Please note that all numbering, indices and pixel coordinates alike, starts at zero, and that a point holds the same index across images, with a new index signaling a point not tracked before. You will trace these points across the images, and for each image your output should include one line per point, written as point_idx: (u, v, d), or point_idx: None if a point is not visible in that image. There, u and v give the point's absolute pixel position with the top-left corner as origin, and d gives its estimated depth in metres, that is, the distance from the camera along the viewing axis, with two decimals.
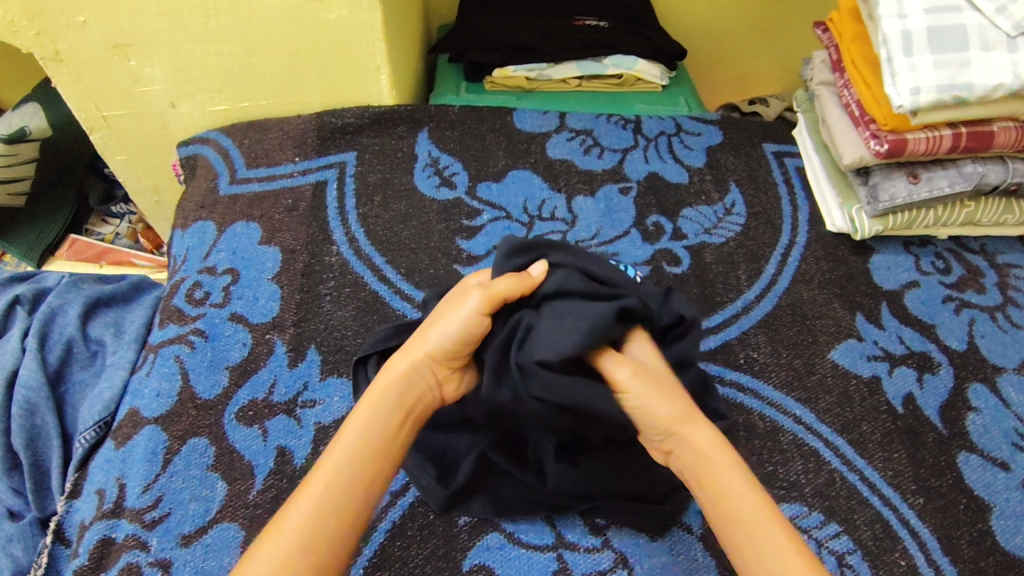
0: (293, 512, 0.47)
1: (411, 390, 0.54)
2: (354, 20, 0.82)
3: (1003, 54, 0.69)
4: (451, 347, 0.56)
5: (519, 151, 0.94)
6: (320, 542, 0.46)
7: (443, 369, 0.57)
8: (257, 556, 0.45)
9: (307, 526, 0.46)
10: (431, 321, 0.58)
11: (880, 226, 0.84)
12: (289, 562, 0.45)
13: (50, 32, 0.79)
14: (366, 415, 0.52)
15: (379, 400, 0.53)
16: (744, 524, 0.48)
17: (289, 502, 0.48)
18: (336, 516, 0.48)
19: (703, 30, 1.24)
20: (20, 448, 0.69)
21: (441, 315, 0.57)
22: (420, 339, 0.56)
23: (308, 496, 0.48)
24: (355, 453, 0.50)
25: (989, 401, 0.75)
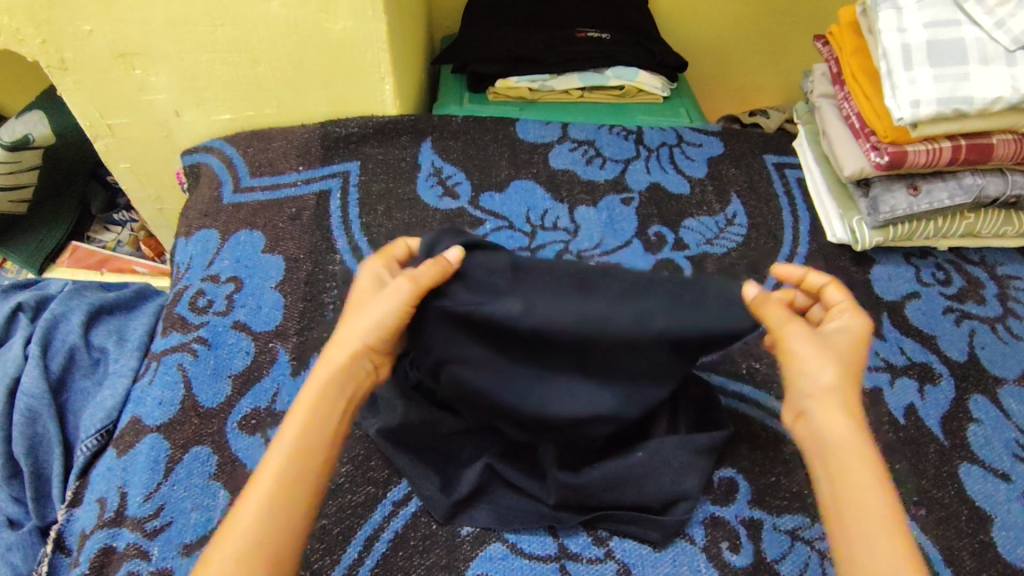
0: (244, 503, 0.50)
1: (350, 381, 0.57)
2: (359, 30, 0.82)
3: (1001, 68, 0.70)
4: (378, 337, 0.57)
5: (522, 161, 0.94)
6: (275, 536, 0.49)
7: (378, 358, 0.59)
8: (218, 553, 0.47)
9: (257, 519, 0.49)
10: (350, 316, 0.59)
11: (880, 237, 0.84)
12: (243, 557, 0.47)
13: (56, 40, 0.79)
14: (304, 406, 0.54)
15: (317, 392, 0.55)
16: (862, 512, 0.49)
17: (242, 497, 0.50)
18: (285, 506, 0.50)
19: (704, 42, 1.25)
20: (20, 456, 0.69)
21: (361, 307, 0.58)
22: (349, 329, 0.58)
23: (258, 487, 0.50)
24: (297, 443, 0.52)
25: (990, 412, 0.75)
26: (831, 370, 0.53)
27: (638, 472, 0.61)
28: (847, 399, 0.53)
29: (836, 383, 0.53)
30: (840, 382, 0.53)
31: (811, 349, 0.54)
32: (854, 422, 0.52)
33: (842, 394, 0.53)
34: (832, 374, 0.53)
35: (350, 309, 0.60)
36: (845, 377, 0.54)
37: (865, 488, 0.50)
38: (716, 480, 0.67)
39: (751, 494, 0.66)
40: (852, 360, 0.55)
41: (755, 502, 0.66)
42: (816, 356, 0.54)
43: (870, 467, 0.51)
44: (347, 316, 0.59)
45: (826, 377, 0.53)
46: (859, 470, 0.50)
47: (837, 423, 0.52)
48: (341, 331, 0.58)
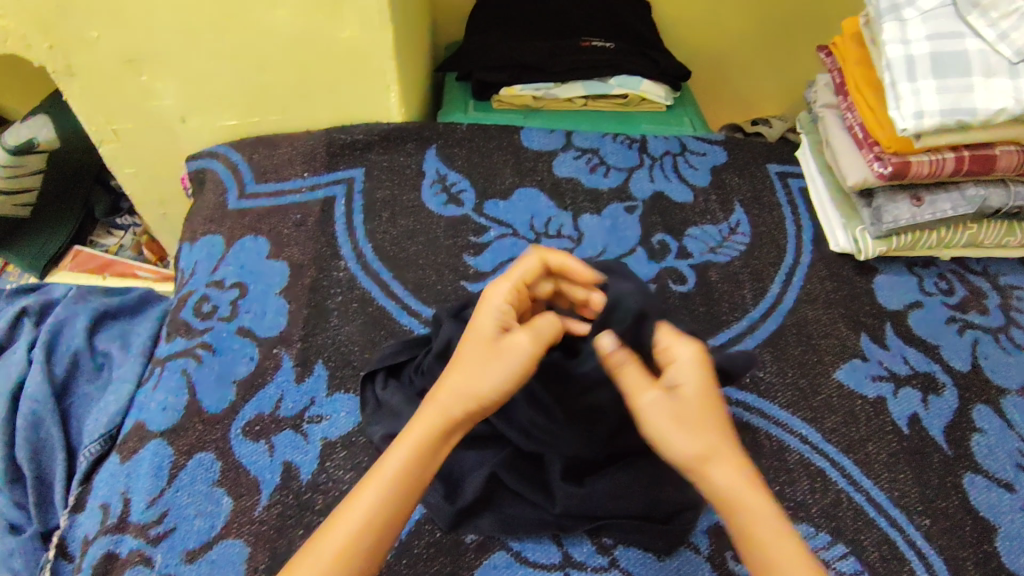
0: (326, 541, 0.47)
1: (454, 431, 0.50)
2: (366, 38, 0.83)
3: (1004, 80, 0.71)
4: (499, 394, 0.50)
5: (526, 168, 0.95)
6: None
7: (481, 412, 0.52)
8: None
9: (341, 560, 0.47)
10: (472, 348, 0.51)
11: (884, 247, 0.85)
12: None
13: (64, 46, 0.80)
14: (406, 442, 0.50)
15: (426, 434, 0.50)
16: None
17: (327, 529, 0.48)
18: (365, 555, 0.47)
19: (707, 53, 1.25)
20: (24, 461, 0.69)
21: (494, 353, 0.50)
22: (471, 372, 0.50)
23: (343, 526, 0.48)
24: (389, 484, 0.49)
25: (993, 422, 0.75)
26: (703, 433, 0.48)
27: (645, 480, 0.61)
28: (726, 454, 0.48)
29: (711, 442, 0.48)
30: (718, 439, 0.48)
31: (665, 418, 0.48)
32: (741, 476, 0.47)
33: (720, 452, 0.48)
34: (707, 435, 0.48)
35: (472, 336, 0.52)
36: (717, 430, 0.48)
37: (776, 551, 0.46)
38: None
39: None
40: (710, 406, 0.48)
41: None
42: (674, 425, 0.47)
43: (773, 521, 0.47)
44: (466, 346, 0.52)
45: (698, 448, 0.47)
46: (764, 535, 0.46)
47: (729, 489, 0.47)
48: (461, 365, 0.51)
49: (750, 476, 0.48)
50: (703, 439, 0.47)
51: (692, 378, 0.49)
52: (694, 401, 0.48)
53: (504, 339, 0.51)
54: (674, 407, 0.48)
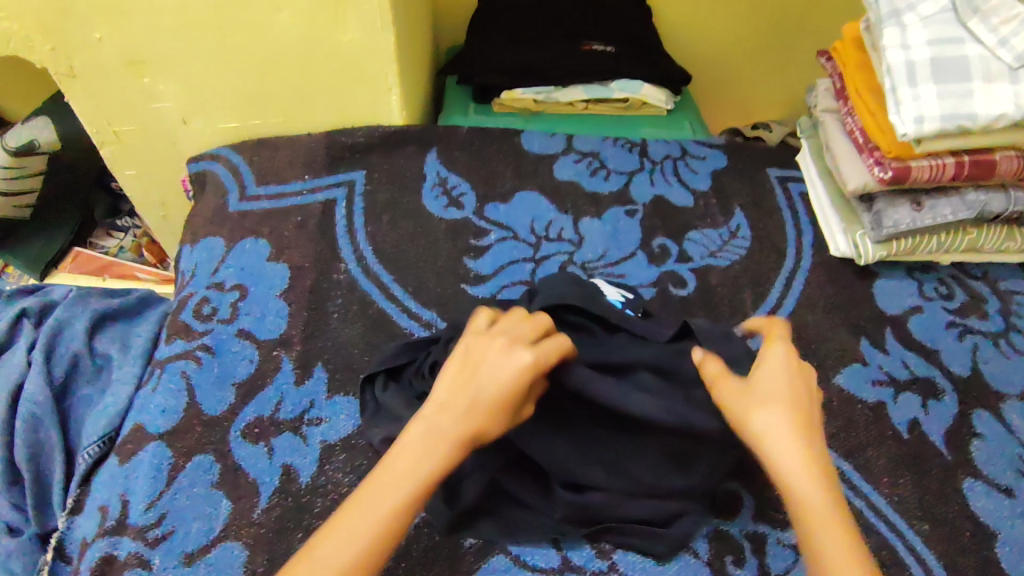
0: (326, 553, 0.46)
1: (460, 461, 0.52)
2: (367, 41, 0.83)
3: (1004, 86, 0.71)
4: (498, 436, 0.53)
5: (526, 172, 0.95)
6: None
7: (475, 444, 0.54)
8: None
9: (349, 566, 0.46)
10: (502, 417, 0.51)
11: (883, 252, 0.85)
12: None
13: (66, 48, 0.80)
14: (416, 475, 0.49)
15: (442, 469, 0.50)
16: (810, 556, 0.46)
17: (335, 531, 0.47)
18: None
19: (708, 57, 1.26)
20: (23, 463, 0.69)
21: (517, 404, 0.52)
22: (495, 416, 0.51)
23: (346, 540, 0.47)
24: (392, 515, 0.48)
25: (993, 427, 0.75)
26: (775, 413, 0.49)
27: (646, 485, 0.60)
28: (795, 442, 0.48)
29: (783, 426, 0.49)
30: (790, 423, 0.49)
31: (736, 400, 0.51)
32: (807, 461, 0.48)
33: (790, 437, 0.48)
34: (776, 415, 0.49)
35: (501, 401, 0.51)
36: (792, 415, 0.49)
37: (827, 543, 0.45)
38: (720, 495, 0.67)
39: (754, 507, 0.66)
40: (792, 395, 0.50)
41: (758, 515, 0.66)
42: (746, 399, 0.50)
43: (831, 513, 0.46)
44: (493, 411, 0.51)
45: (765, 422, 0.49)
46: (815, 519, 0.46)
47: (788, 473, 0.48)
48: (488, 428, 0.51)
49: (817, 462, 0.48)
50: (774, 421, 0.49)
51: (776, 369, 0.51)
52: (777, 391, 0.50)
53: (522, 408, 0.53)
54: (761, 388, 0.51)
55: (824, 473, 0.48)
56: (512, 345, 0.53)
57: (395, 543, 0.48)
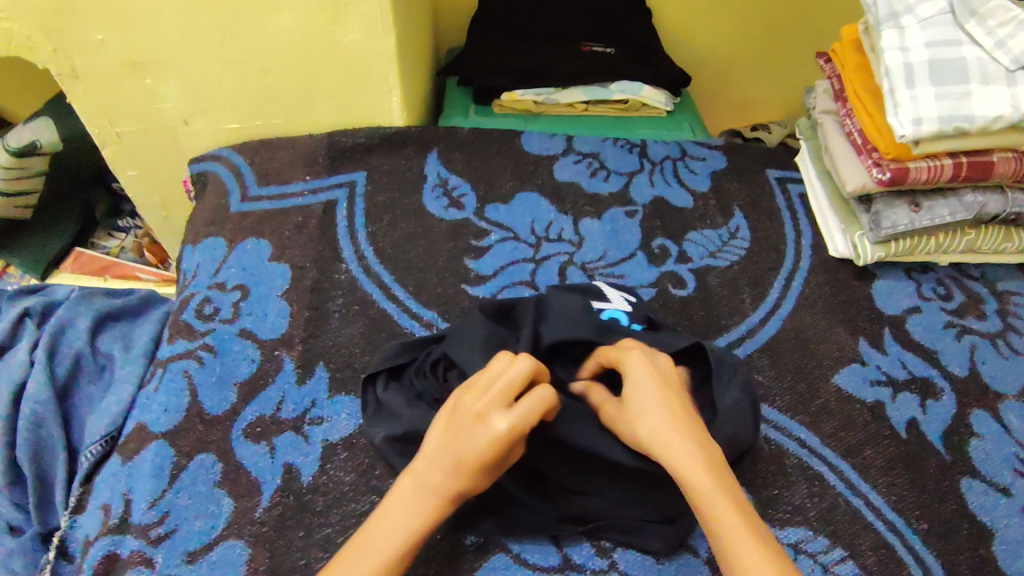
0: None
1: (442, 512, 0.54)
2: (368, 42, 0.83)
3: (1002, 88, 0.71)
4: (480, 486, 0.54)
5: (526, 173, 0.95)
6: None
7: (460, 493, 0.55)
8: None
9: None
10: (487, 468, 0.52)
11: (882, 252, 0.85)
12: None
13: (67, 49, 0.80)
14: (405, 527, 0.52)
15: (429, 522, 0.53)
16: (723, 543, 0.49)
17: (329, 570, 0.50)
18: None
19: (708, 59, 1.26)
20: (24, 462, 0.69)
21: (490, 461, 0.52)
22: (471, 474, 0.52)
23: None
24: (384, 566, 0.51)
25: (990, 426, 0.76)
26: (648, 412, 0.54)
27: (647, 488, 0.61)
28: (676, 439, 0.52)
29: (656, 420, 0.53)
30: (662, 417, 0.53)
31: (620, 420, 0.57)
32: (688, 448, 0.52)
33: (669, 435, 0.52)
34: (653, 419, 0.54)
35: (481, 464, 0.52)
36: (663, 409, 0.54)
37: (725, 519, 0.49)
38: None
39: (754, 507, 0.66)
40: (661, 394, 0.55)
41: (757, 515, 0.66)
42: (626, 412, 0.55)
43: (725, 494, 0.50)
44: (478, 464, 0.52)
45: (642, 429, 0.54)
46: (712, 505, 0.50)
47: (678, 464, 0.51)
48: (473, 478, 0.53)
49: (698, 449, 0.52)
50: (648, 424, 0.54)
51: (641, 374, 0.56)
52: (645, 392, 0.55)
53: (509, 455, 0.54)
54: (637, 398, 0.55)
55: (712, 459, 0.52)
56: (499, 395, 0.53)
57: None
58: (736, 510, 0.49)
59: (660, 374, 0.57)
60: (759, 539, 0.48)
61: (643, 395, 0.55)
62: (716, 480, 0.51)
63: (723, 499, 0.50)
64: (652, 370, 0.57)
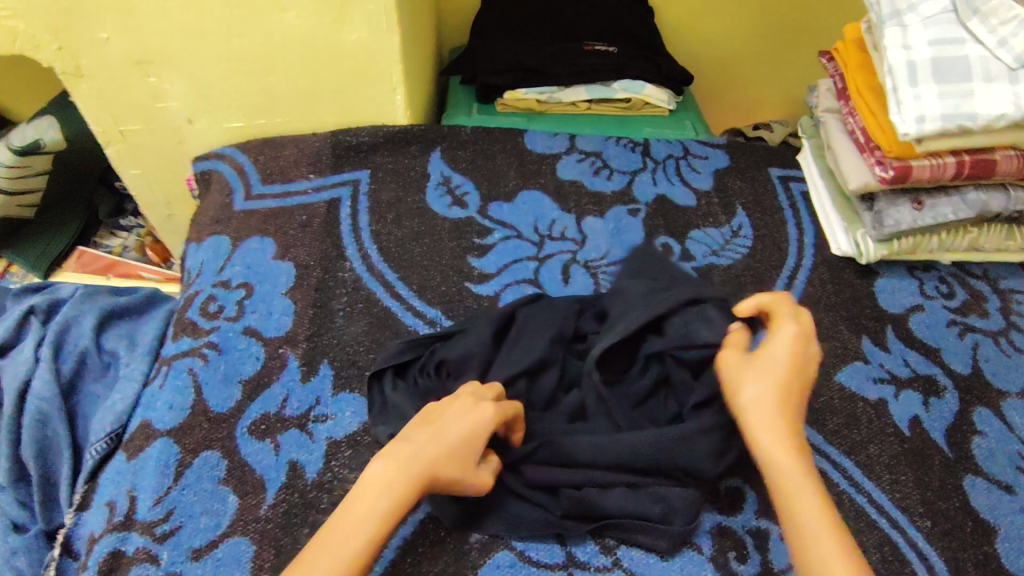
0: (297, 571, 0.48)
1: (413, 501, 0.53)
2: (372, 40, 0.83)
3: (1004, 86, 0.72)
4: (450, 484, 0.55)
5: (529, 171, 0.95)
6: None
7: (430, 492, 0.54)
8: None
9: None
10: (462, 461, 0.55)
11: (885, 250, 0.85)
12: None
13: (72, 47, 0.80)
14: (377, 508, 0.51)
15: (402, 503, 0.52)
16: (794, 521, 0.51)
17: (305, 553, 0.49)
18: None
19: (711, 58, 1.26)
20: (30, 459, 0.70)
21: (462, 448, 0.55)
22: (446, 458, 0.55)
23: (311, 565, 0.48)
24: (359, 541, 0.50)
25: (993, 424, 0.76)
26: (760, 386, 0.56)
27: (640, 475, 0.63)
28: (776, 419, 0.55)
29: (768, 397, 0.55)
30: (772, 398, 0.55)
31: (737, 370, 0.58)
32: (783, 436, 0.54)
33: (772, 413, 0.55)
34: (764, 394, 0.55)
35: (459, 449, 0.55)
36: (776, 390, 0.56)
37: (800, 505, 0.51)
38: (722, 490, 0.67)
39: (758, 505, 0.66)
40: (781, 376, 0.56)
41: (761, 513, 0.66)
42: (746, 375, 0.57)
43: (808, 482, 0.53)
44: (452, 453, 0.55)
45: (753, 398, 0.56)
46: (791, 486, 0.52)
47: (768, 443, 0.54)
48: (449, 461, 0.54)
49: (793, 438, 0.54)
50: (758, 395, 0.56)
51: (779, 350, 0.58)
52: (769, 369, 0.57)
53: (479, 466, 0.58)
54: (763, 370, 0.57)
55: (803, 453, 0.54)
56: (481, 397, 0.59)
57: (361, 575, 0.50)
58: (817, 500, 0.52)
59: (796, 358, 0.58)
60: (831, 530, 0.50)
61: (769, 370, 0.57)
62: (804, 470, 0.53)
63: (804, 487, 0.52)
64: (790, 352, 0.58)
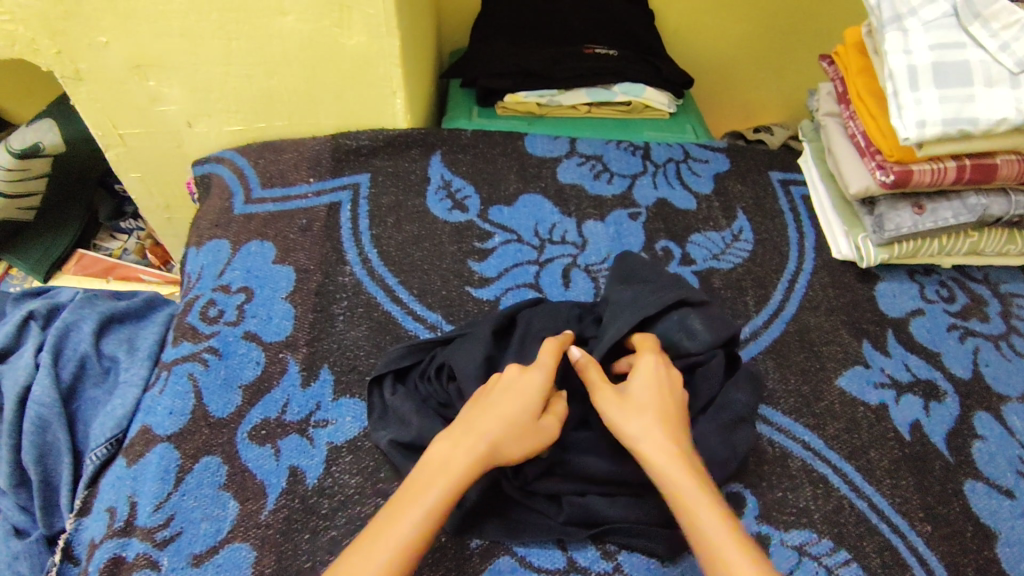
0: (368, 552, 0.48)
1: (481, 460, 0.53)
2: (372, 44, 0.83)
3: (1005, 90, 0.71)
4: (512, 437, 0.55)
5: (530, 175, 0.95)
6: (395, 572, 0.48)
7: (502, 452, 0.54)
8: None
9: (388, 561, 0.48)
10: (514, 428, 0.55)
11: (885, 255, 0.85)
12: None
13: (71, 51, 0.80)
14: (444, 479, 0.52)
15: (468, 468, 0.53)
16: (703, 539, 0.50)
17: (373, 532, 0.50)
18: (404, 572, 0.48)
19: (711, 61, 1.26)
20: (30, 464, 0.69)
21: (506, 400, 0.57)
22: (492, 417, 0.55)
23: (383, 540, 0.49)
24: (428, 511, 0.50)
25: (993, 428, 0.76)
26: (637, 415, 0.56)
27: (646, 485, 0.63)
28: (659, 440, 0.55)
29: (646, 422, 0.56)
30: (651, 425, 0.55)
31: (616, 407, 0.57)
32: (675, 455, 0.54)
33: (655, 434, 0.55)
34: (642, 421, 0.56)
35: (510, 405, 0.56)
36: (652, 415, 0.56)
37: (705, 525, 0.50)
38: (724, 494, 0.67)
39: (760, 509, 0.66)
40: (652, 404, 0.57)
41: (763, 517, 0.66)
42: (619, 408, 0.57)
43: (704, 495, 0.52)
44: (505, 411, 0.56)
45: (630, 427, 0.56)
46: (691, 502, 0.51)
47: (659, 471, 0.53)
48: (500, 417, 0.55)
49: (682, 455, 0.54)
50: (636, 424, 0.56)
51: (641, 378, 0.59)
52: (638, 401, 0.58)
53: (540, 421, 0.57)
54: (634, 399, 0.58)
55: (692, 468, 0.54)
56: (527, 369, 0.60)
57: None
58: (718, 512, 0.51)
59: (662, 382, 0.59)
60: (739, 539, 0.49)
61: (639, 398, 0.58)
62: (699, 488, 0.52)
63: (703, 500, 0.51)
64: (655, 380, 0.59)
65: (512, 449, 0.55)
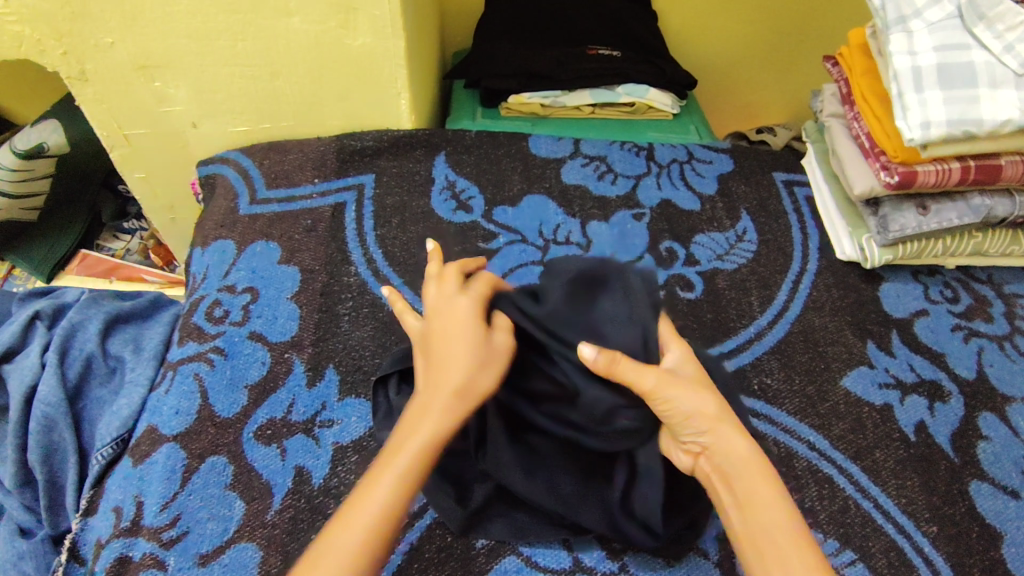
0: (352, 515, 0.49)
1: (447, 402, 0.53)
2: (378, 45, 0.84)
3: (1010, 91, 0.72)
4: (472, 369, 0.54)
5: (534, 175, 0.95)
6: (379, 530, 0.49)
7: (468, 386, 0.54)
8: (326, 541, 0.48)
9: (374, 517, 0.49)
10: (467, 360, 0.55)
11: (890, 255, 0.85)
12: (361, 548, 0.48)
13: (77, 52, 0.80)
14: (421, 433, 0.52)
15: (442, 415, 0.53)
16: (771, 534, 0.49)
17: (358, 493, 0.51)
18: (390, 529, 0.49)
19: (713, 62, 1.26)
20: (36, 464, 0.69)
21: (450, 338, 0.56)
22: (447, 359, 0.55)
23: (368, 501, 0.50)
24: (411, 466, 0.51)
25: (999, 429, 0.76)
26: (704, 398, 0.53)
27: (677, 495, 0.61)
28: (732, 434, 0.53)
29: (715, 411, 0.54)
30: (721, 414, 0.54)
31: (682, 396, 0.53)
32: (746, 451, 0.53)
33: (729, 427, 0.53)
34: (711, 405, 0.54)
35: (456, 348, 0.55)
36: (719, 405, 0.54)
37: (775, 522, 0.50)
38: None
39: None
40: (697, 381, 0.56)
41: None
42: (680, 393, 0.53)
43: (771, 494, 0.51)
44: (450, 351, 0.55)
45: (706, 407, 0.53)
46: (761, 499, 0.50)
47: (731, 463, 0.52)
48: (451, 358, 0.55)
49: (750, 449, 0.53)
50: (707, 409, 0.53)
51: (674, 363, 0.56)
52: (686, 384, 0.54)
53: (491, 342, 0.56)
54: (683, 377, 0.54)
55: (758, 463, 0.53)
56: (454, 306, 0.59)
57: (393, 537, 0.50)
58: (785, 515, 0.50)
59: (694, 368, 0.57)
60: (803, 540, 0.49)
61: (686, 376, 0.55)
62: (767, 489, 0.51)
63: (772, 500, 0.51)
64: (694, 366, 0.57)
65: (480, 377, 0.55)
